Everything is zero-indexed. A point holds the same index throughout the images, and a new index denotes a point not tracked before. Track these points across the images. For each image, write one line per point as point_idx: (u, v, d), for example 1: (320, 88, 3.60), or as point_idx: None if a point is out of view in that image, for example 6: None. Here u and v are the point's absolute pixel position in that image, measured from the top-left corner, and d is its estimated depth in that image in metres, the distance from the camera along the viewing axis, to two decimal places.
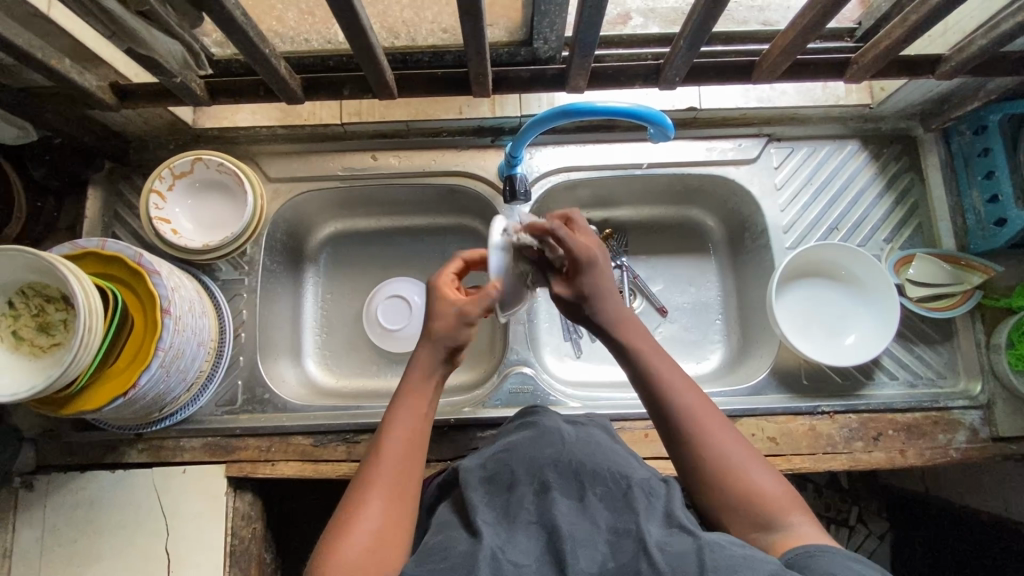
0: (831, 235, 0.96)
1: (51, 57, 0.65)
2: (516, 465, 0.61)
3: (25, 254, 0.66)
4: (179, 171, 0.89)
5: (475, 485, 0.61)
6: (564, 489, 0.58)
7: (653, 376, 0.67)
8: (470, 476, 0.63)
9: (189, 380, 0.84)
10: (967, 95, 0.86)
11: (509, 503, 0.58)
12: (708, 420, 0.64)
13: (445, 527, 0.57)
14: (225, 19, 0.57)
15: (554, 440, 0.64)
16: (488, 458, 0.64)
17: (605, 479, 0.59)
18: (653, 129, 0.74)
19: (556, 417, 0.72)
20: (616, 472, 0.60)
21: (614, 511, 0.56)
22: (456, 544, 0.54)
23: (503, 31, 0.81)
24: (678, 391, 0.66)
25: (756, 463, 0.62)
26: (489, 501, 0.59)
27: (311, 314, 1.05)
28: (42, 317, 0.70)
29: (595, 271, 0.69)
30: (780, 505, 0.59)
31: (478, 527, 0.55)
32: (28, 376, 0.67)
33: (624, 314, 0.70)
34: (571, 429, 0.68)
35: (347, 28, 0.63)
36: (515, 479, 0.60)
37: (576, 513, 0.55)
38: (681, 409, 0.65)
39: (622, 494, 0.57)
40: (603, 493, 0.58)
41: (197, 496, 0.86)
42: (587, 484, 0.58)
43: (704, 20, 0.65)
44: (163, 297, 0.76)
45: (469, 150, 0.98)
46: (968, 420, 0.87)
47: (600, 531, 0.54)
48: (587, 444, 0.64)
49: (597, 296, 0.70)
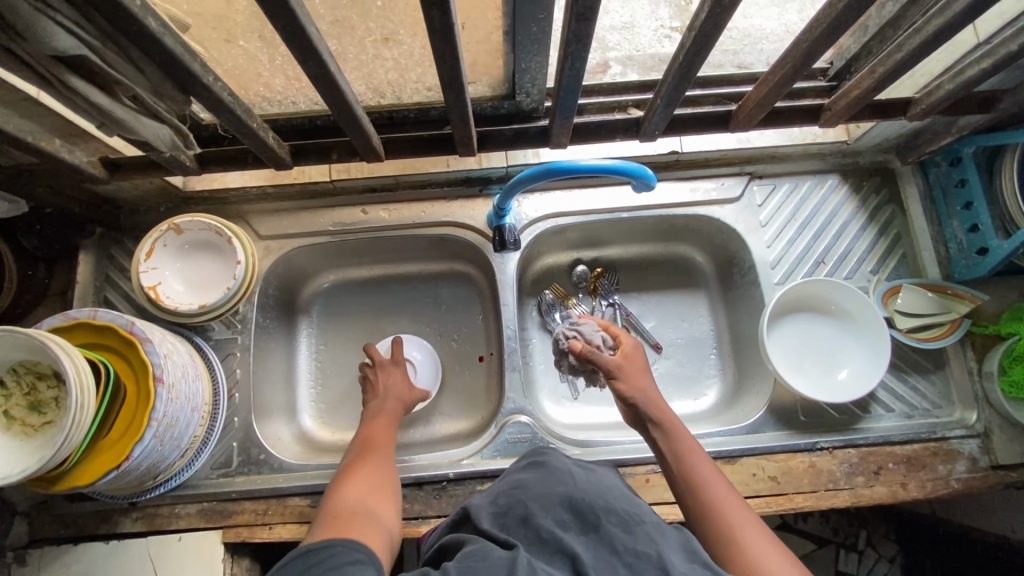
0: (818, 269, 0.97)
1: (41, 138, 0.67)
2: (531, 501, 0.62)
3: (15, 334, 0.65)
4: (144, 250, 0.87)
5: (487, 521, 0.61)
6: (578, 525, 0.58)
7: (686, 468, 0.70)
8: (481, 512, 0.64)
9: (184, 447, 0.83)
10: (940, 131, 0.88)
11: (528, 534, 0.58)
12: (736, 507, 0.66)
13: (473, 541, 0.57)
14: (213, 100, 0.58)
15: (566, 479, 0.65)
16: (501, 495, 0.65)
17: (618, 513, 0.59)
18: (635, 182, 0.75)
19: (564, 459, 0.72)
20: (628, 510, 0.60)
21: (632, 539, 0.55)
22: (493, 550, 0.54)
23: (486, 87, 0.83)
24: (710, 473, 0.70)
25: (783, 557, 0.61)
26: (507, 533, 0.58)
27: (306, 367, 1.05)
28: (34, 395, 0.69)
29: (636, 353, 0.82)
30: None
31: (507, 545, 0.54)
32: (19, 458, 0.66)
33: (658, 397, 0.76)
34: (581, 471, 0.68)
35: (332, 102, 0.65)
36: (529, 512, 0.60)
37: (594, 544, 0.55)
38: (712, 500, 0.67)
39: (637, 526, 0.57)
40: (619, 522, 0.58)
41: (194, 563, 0.85)
42: (602, 516, 0.58)
43: (678, 81, 0.67)
44: (155, 364, 0.76)
45: (458, 201, 0.99)
46: (966, 449, 0.88)
47: (620, 556, 0.53)
48: (598, 484, 0.65)
49: (637, 374, 0.79)
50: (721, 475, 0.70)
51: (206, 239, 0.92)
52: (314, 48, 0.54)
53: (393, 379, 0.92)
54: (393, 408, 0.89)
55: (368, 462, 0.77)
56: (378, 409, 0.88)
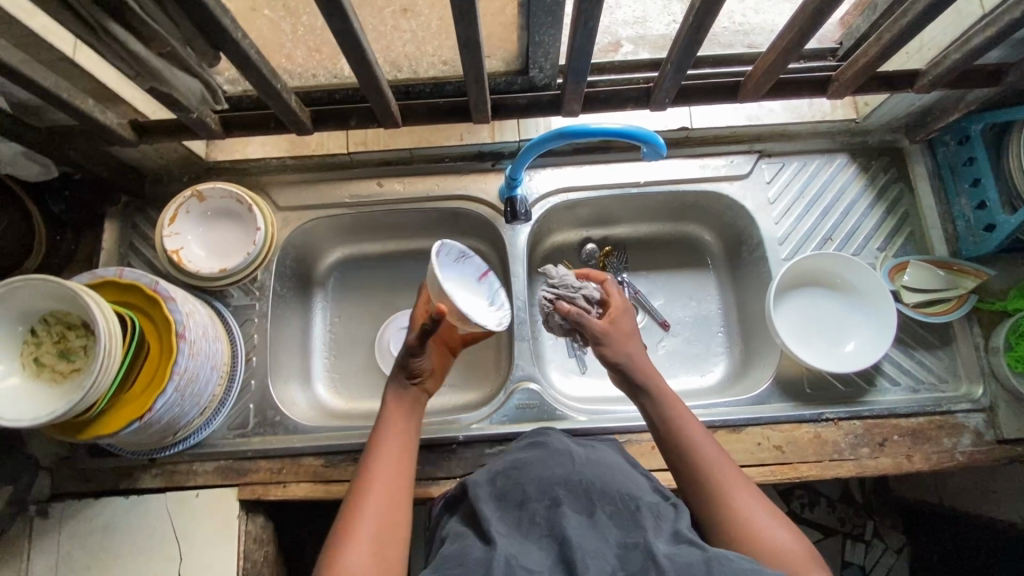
0: (826, 246, 0.98)
1: (76, 97, 0.69)
2: (527, 484, 0.62)
3: (48, 282, 0.68)
4: (167, 217, 0.91)
5: (486, 501, 0.63)
6: (574, 505, 0.59)
7: (677, 432, 0.71)
8: (480, 490, 0.65)
9: (203, 404, 0.86)
10: (948, 107, 0.89)
11: (521, 518, 0.59)
12: (725, 472, 0.67)
13: (459, 537, 0.59)
14: (241, 57, 0.61)
15: (564, 460, 0.65)
16: (499, 475, 0.66)
17: (614, 499, 0.60)
18: (646, 148, 0.77)
19: (565, 436, 0.73)
20: (625, 493, 0.61)
21: (622, 529, 0.57)
22: (471, 551, 0.56)
23: (500, 62, 0.84)
24: (699, 442, 0.70)
25: (774, 519, 0.63)
26: (501, 517, 0.60)
27: (320, 338, 1.08)
28: (64, 343, 0.72)
29: (626, 317, 0.81)
30: (797, 561, 0.59)
31: (493, 537, 0.56)
32: (49, 401, 0.69)
33: (645, 363, 0.76)
34: (581, 449, 0.69)
35: (355, 62, 0.67)
36: (526, 496, 0.61)
37: (587, 527, 0.56)
38: (707, 465, 0.68)
39: (630, 514, 0.58)
40: (612, 511, 0.59)
41: (211, 518, 0.87)
42: (597, 502, 0.60)
43: (688, 45, 0.68)
44: (178, 321, 0.79)
45: (471, 175, 1.02)
46: (971, 423, 0.88)
47: (610, 544, 0.55)
48: (597, 464, 0.66)
49: (626, 339, 0.78)
50: (713, 441, 0.71)
51: (227, 206, 0.95)
52: (339, 3, 0.56)
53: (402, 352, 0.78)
54: (408, 431, 0.75)
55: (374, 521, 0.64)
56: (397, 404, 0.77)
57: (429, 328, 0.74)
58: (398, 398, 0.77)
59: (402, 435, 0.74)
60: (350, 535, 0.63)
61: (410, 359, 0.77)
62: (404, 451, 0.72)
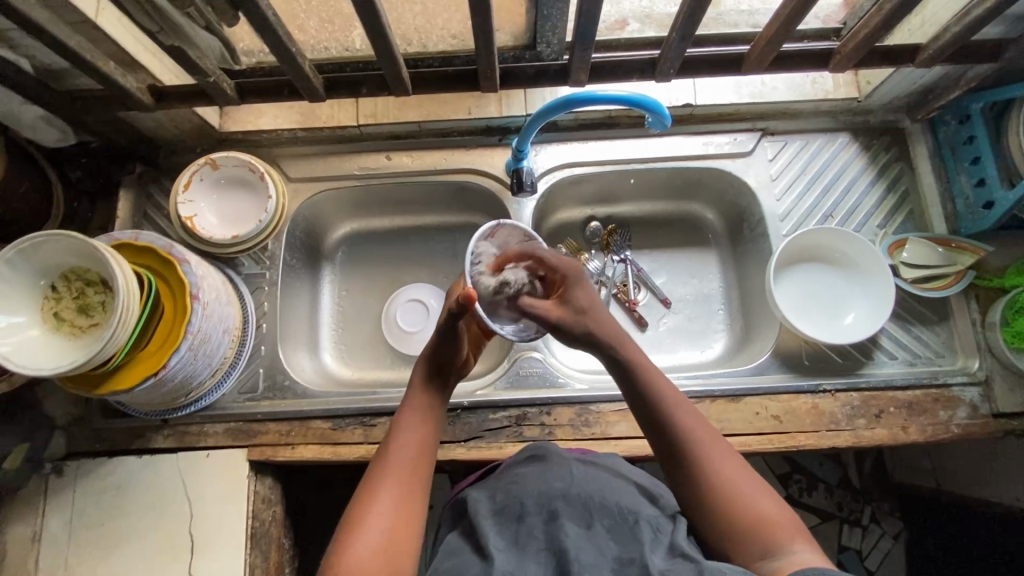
0: (827, 222, 1.00)
1: (99, 59, 0.72)
2: (525, 497, 0.64)
3: (71, 238, 0.71)
4: (182, 183, 0.93)
5: (486, 514, 0.64)
6: (572, 517, 0.61)
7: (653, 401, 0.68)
8: (480, 506, 0.66)
9: (214, 366, 0.88)
10: (949, 85, 0.90)
11: (519, 532, 0.61)
12: (711, 446, 0.66)
13: (456, 552, 0.61)
14: (259, 17, 0.63)
15: (563, 474, 0.67)
16: (499, 490, 0.67)
17: (612, 512, 0.62)
18: (651, 117, 0.80)
19: (563, 451, 0.74)
20: (624, 507, 0.63)
21: (620, 544, 0.59)
22: (470, 568, 0.57)
23: (509, 36, 0.87)
24: (684, 413, 0.68)
25: (758, 489, 0.63)
26: (499, 531, 0.62)
27: (327, 310, 1.10)
28: (82, 299, 0.75)
29: (583, 288, 0.72)
30: (782, 532, 0.60)
31: (490, 553, 0.58)
32: (69, 353, 0.71)
33: (615, 330, 0.71)
34: (580, 463, 0.70)
35: (369, 26, 0.69)
36: (525, 509, 0.63)
37: (585, 542, 0.58)
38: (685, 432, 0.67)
39: (628, 528, 0.60)
40: (610, 525, 0.61)
41: (220, 479, 0.89)
42: (595, 515, 0.61)
43: (692, 11, 0.70)
44: (192, 283, 0.81)
45: (478, 149, 1.03)
46: (967, 397, 0.90)
47: (607, 560, 0.57)
48: (595, 477, 0.67)
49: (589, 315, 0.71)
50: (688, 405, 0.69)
51: (240, 175, 0.97)
52: None
53: (433, 340, 0.74)
54: (429, 426, 0.71)
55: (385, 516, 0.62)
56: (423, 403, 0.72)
57: (454, 314, 0.69)
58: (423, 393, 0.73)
59: (422, 430, 0.70)
60: (360, 527, 0.60)
61: (442, 347, 0.73)
62: (424, 445, 0.69)
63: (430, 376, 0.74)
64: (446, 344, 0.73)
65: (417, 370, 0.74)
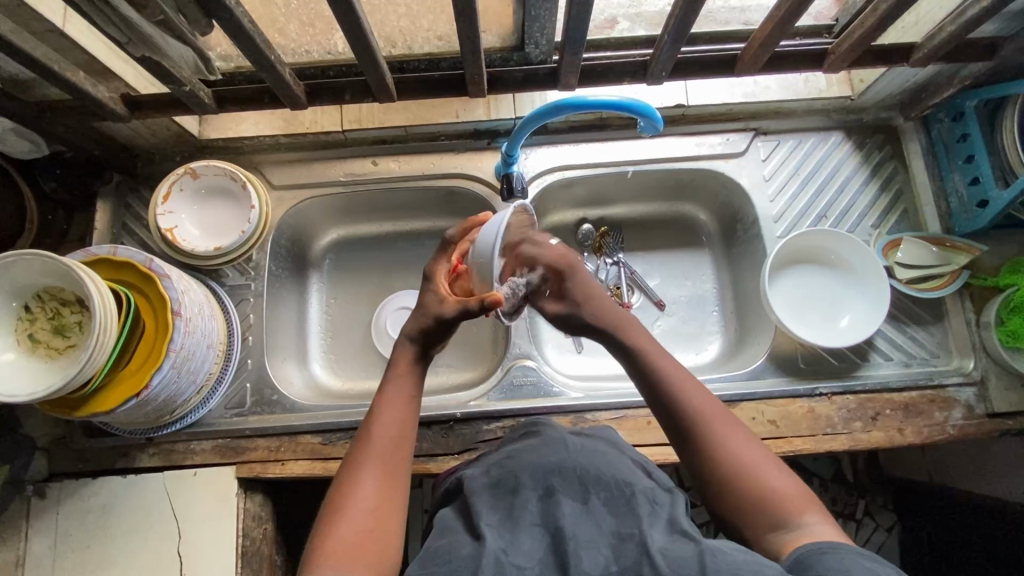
0: (820, 223, 0.98)
1: (66, 69, 0.69)
2: (520, 471, 0.63)
3: (43, 258, 0.68)
4: (160, 195, 0.90)
5: (480, 492, 0.62)
6: (567, 492, 0.59)
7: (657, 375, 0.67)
8: (475, 483, 0.64)
9: (199, 382, 0.86)
10: (941, 84, 0.89)
11: (512, 506, 0.59)
12: (717, 423, 0.63)
13: (449, 532, 0.58)
14: (234, 25, 0.61)
15: (557, 447, 0.66)
16: (493, 466, 0.66)
17: (609, 486, 0.59)
18: (643, 121, 0.79)
19: (560, 426, 0.72)
20: (620, 480, 0.61)
21: (617, 517, 0.56)
22: (462, 549, 0.54)
23: (496, 37, 0.82)
24: (685, 389, 0.66)
25: (770, 464, 0.61)
26: (493, 505, 0.60)
27: (316, 319, 1.08)
28: (57, 319, 0.72)
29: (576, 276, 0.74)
30: (795, 506, 0.57)
31: (482, 531, 0.55)
32: (45, 377, 0.69)
33: (622, 315, 0.72)
34: (575, 437, 0.69)
35: (349, 31, 0.66)
36: (519, 483, 0.61)
37: (581, 517, 0.56)
38: (690, 408, 0.64)
39: (626, 500, 0.58)
40: (607, 499, 0.58)
41: (208, 497, 0.87)
42: (591, 490, 0.59)
43: (685, 14, 0.68)
44: (173, 299, 0.78)
45: (467, 153, 1.01)
46: (963, 397, 0.89)
47: (604, 534, 0.54)
48: (589, 451, 0.65)
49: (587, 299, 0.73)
50: (695, 379, 0.67)
51: (221, 184, 0.94)
52: None
53: (422, 321, 0.69)
54: (410, 401, 0.67)
55: (362, 495, 0.59)
56: (396, 379, 0.68)
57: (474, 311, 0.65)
58: (399, 360, 0.69)
59: (405, 404, 0.67)
60: (338, 510, 0.58)
61: (434, 331, 0.69)
62: (404, 421, 0.66)
63: (416, 355, 0.69)
64: (440, 331, 0.69)
65: (404, 350, 0.70)
